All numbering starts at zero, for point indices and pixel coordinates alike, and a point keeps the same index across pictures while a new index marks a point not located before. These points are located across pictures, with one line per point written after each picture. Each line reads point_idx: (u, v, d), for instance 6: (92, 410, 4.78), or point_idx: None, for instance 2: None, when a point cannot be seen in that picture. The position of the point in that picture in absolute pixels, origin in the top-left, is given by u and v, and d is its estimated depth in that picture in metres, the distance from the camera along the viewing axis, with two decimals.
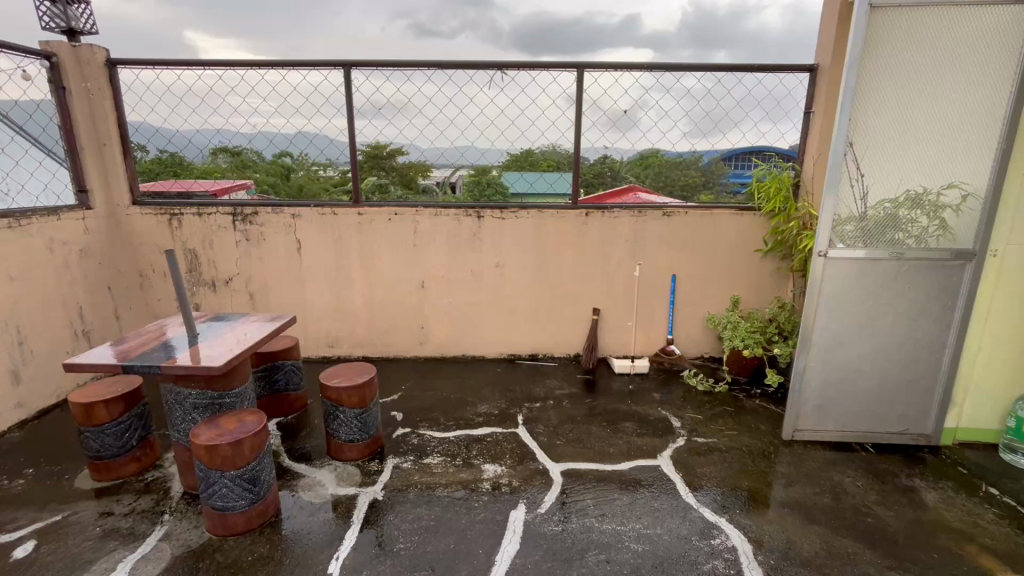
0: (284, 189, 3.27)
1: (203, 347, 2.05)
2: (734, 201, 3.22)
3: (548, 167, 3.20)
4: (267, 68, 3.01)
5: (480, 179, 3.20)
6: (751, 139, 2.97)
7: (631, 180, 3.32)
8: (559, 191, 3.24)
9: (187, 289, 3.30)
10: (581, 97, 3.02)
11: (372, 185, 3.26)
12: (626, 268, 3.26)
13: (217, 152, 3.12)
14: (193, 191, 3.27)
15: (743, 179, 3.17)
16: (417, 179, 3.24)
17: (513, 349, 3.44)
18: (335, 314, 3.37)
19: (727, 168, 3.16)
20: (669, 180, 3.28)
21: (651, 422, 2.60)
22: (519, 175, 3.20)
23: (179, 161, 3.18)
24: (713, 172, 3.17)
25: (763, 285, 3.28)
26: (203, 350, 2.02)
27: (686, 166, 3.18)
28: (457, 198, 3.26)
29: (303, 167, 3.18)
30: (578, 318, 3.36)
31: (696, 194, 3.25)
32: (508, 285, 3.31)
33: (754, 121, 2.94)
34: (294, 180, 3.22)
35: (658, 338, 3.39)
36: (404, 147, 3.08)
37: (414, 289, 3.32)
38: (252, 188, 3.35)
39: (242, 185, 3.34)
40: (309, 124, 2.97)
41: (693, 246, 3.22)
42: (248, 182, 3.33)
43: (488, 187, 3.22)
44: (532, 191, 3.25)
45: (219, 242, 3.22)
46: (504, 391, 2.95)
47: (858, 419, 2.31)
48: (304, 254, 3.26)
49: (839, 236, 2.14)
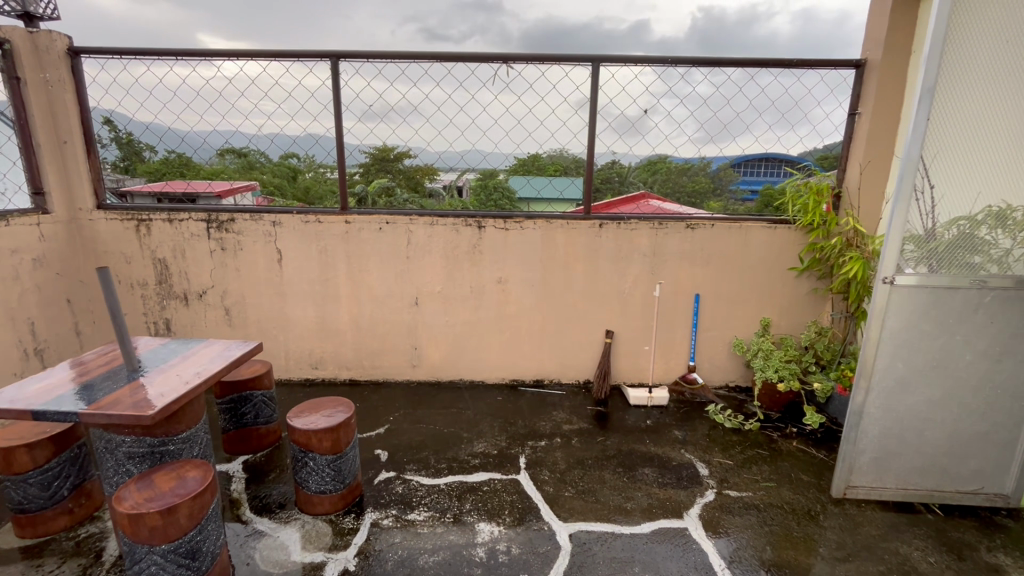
0: (292, 190, 3.24)
1: (139, 386, 1.67)
2: (744, 208, 2.91)
3: (557, 172, 2.91)
4: (246, 58, 2.69)
5: (484, 183, 2.91)
6: (789, 143, 2.63)
7: (642, 188, 3.17)
8: (569, 197, 2.96)
9: (157, 302, 2.99)
10: (596, 94, 2.70)
11: (379, 187, 3.24)
12: (644, 286, 2.92)
13: (226, 153, 2.88)
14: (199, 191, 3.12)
15: (753, 185, 2.91)
16: (425, 182, 3.09)
17: (515, 374, 3.09)
18: (319, 332, 3.04)
19: (735, 175, 2.91)
20: (675, 185, 3.07)
21: (673, 469, 2.25)
22: (527, 180, 2.93)
23: (186, 160, 2.91)
24: (721, 178, 2.94)
25: (798, 307, 2.92)
26: (137, 388, 1.65)
27: (695, 173, 2.92)
28: (463, 202, 3.01)
29: (312, 169, 2.94)
30: (588, 341, 3.01)
31: (703, 201, 3.06)
32: (512, 304, 2.97)
33: (791, 124, 2.60)
34: (301, 181, 3.11)
35: (677, 365, 3.03)
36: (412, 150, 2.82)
37: (407, 306, 2.99)
38: (257, 191, 3.34)
39: (248, 187, 3.34)
40: (292, 123, 2.68)
41: (718, 262, 2.87)
42: (253, 184, 3.33)
43: (496, 193, 2.95)
44: (539, 198, 2.98)
45: (191, 251, 2.91)
46: (503, 426, 2.60)
47: (923, 476, 1.93)
48: (286, 265, 2.93)
49: (910, 258, 1.75)
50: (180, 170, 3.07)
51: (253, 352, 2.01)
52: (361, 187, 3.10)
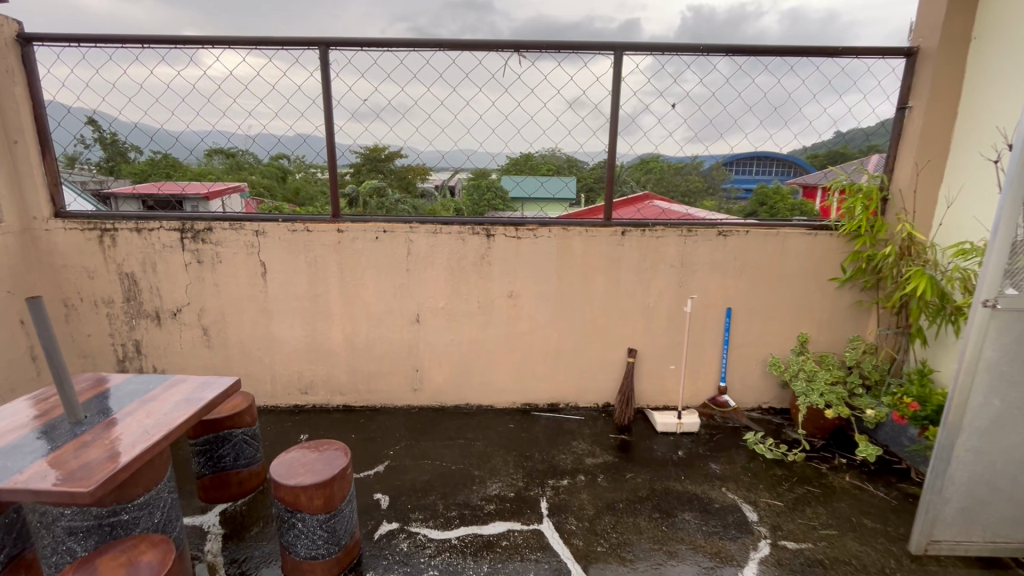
0: (282, 193, 2.71)
1: (76, 447, 1.31)
2: (733, 207, 2.68)
3: (549, 172, 2.63)
4: (222, 47, 2.38)
5: (475, 182, 2.67)
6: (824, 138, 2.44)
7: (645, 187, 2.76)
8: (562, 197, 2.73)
9: (125, 322, 2.65)
10: (618, 86, 2.43)
11: (371, 187, 2.91)
12: (670, 299, 2.64)
13: (213, 153, 2.51)
14: (186, 193, 2.65)
15: (748, 184, 2.63)
16: (417, 182, 2.85)
17: (528, 398, 2.79)
18: (310, 354, 2.73)
19: (728, 174, 2.63)
20: (671, 185, 2.76)
21: (718, 514, 1.97)
22: (517, 181, 2.66)
23: (172, 163, 2.54)
24: (713, 177, 2.66)
25: (839, 322, 2.65)
26: (63, 458, 1.27)
27: (688, 171, 2.65)
28: (456, 202, 2.77)
29: (300, 169, 2.56)
30: (609, 361, 2.73)
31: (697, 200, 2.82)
32: (524, 320, 2.67)
33: (834, 118, 2.42)
34: (290, 183, 2.65)
35: (705, 386, 2.76)
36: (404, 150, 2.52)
37: (407, 324, 2.68)
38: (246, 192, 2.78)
39: (236, 188, 2.75)
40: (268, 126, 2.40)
41: (751, 273, 2.60)
42: (242, 184, 2.75)
43: (489, 193, 2.72)
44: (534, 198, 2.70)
45: (163, 264, 2.58)
46: (518, 461, 2.31)
47: (1017, 526, 1.67)
48: (270, 279, 2.62)
49: (1014, 277, 1.48)
50: (166, 172, 2.59)
51: (227, 393, 1.64)
52: (351, 187, 2.79)
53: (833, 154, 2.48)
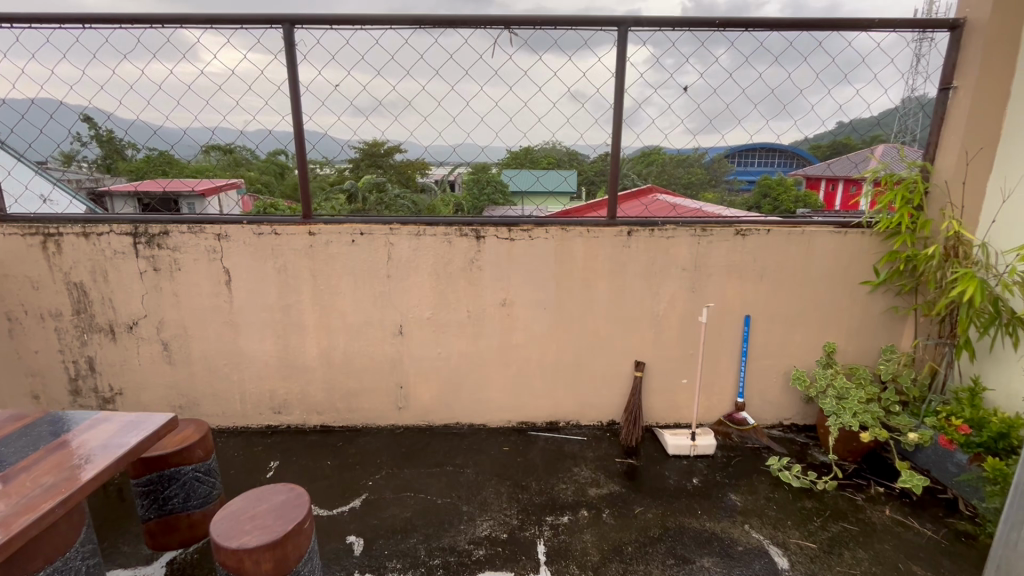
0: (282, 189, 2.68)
1: None
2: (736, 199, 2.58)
3: (548, 165, 2.45)
4: (172, 26, 2.11)
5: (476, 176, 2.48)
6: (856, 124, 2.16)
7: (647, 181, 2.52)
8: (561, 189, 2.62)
9: (76, 337, 2.38)
10: (623, 67, 2.14)
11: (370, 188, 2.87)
12: (681, 307, 2.36)
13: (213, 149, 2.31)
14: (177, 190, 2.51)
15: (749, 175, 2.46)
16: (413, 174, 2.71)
17: (524, 416, 2.53)
18: (282, 370, 2.46)
19: (730, 165, 2.41)
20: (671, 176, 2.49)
21: (742, 560, 1.70)
22: (519, 172, 2.49)
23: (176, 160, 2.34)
24: (714, 169, 2.42)
25: (870, 330, 2.38)
26: None
27: (690, 163, 2.39)
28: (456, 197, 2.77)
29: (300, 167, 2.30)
30: (613, 375, 2.46)
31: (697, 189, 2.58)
32: (519, 331, 2.40)
33: (868, 102, 2.14)
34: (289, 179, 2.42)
35: (720, 401, 2.49)
36: (403, 145, 2.27)
37: (389, 336, 2.41)
38: (241, 187, 2.83)
39: (232, 184, 2.79)
40: (225, 121, 2.20)
41: (773, 277, 2.33)
42: (238, 181, 2.78)
43: (490, 187, 2.66)
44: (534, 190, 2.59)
45: (115, 273, 2.31)
46: (512, 493, 2.05)
47: None
48: (235, 288, 2.35)
49: None
50: (160, 166, 2.55)
51: (156, 437, 1.35)
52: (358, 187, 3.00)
53: (836, 145, 2.23)
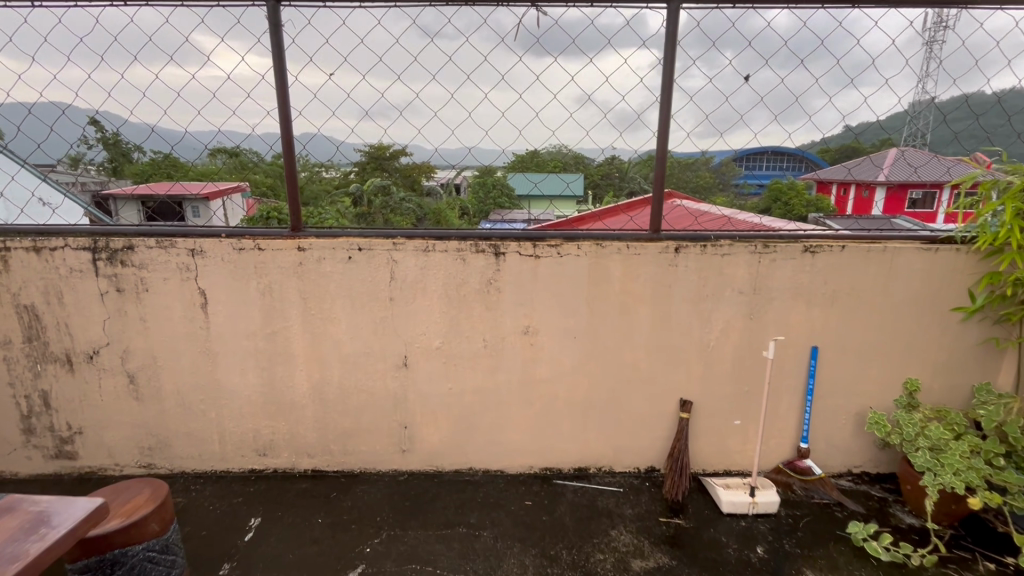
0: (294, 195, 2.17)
1: None
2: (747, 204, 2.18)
3: (556, 169, 1.99)
4: (136, 4, 1.79)
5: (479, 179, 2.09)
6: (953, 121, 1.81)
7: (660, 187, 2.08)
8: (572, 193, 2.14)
9: (29, 368, 2.05)
10: (673, 51, 1.79)
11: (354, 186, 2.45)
12: (736, 336, 2.00)
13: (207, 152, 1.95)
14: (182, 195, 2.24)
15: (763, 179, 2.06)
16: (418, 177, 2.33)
17: (548, 461, 2.16)
18: (267, 407, 2.12)
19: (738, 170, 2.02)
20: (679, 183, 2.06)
21: None
22: (531, 180, 2.05)
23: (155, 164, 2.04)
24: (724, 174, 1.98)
25: (959, 365, 2.01)
26: None
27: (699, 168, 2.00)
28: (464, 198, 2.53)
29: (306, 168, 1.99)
30: (654, 416, 2.10)
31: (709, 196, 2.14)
32: (543, 364, 2.04)
33: (962, 93, 1.84)
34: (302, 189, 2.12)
35: (778, 447, 2.13)
36: (406, 146, 1.92)
37: (391, 369, 2.06)
38: (247, 191, 2.57)
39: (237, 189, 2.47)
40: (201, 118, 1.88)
41: (847, 301, 1.96)
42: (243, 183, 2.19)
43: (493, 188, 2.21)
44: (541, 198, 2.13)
45: (72, 293, 1.97)
46: (539, 567, 1.69)
47: None
48: (213, 311, 2.00)
49: None
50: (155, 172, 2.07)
51: (75, 537, 1.01)
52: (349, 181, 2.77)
53: (846, 150, 1.90)
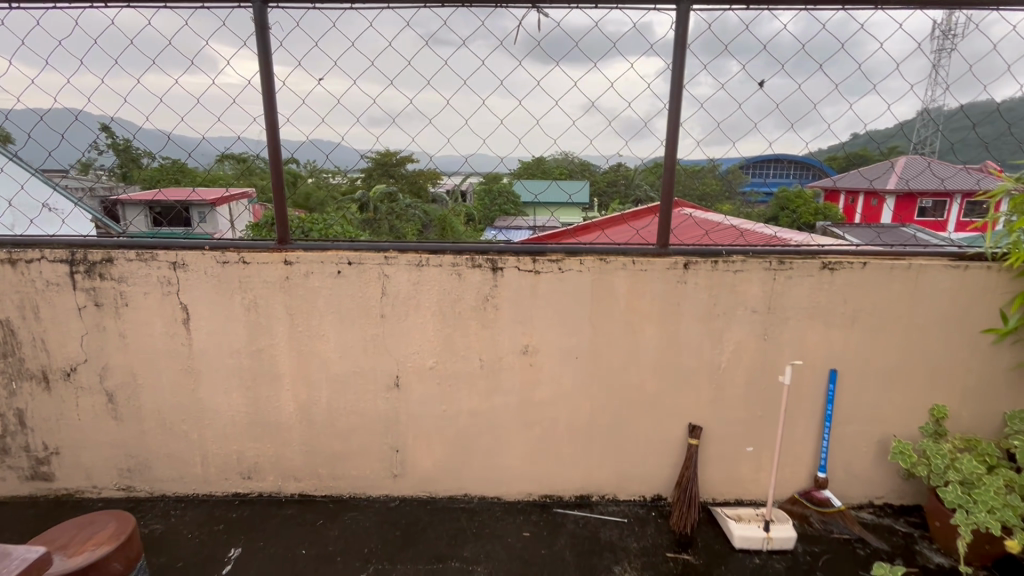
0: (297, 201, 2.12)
1: None
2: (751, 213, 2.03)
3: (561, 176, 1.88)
4: (117, 6, 1.71)
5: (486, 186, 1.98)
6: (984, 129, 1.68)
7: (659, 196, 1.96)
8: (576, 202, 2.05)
9: (4, 386, 1.96)
10: (682, 55, 1.68)
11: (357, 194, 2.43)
12: (749, 358, 1.88)
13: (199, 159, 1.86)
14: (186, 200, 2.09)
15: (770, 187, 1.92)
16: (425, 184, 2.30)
17: (548, 487, 2.04)
18: (252, 428, 2.01)
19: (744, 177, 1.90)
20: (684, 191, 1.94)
21: None
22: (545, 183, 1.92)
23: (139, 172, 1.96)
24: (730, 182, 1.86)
25: (989, 390, 1.87)
26: None
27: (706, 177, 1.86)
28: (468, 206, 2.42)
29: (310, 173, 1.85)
30: (660, 441, 1.97)
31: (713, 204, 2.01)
32: (544, 386, 1.93)
33: (994, 100, 1.72)
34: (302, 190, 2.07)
35: (794, 476, 1.99)
36: (412, 152, 1.82)
37: (382, 389, 1.95)
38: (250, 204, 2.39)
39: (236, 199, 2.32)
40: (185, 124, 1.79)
41: (868, 321, 1.83)
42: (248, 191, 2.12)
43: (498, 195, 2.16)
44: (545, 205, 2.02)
45: (49, 308, 1.88)
46: None
47: None
48: (195, 327, 1.90)
49: None
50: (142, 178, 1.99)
51: None
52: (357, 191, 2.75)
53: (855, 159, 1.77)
